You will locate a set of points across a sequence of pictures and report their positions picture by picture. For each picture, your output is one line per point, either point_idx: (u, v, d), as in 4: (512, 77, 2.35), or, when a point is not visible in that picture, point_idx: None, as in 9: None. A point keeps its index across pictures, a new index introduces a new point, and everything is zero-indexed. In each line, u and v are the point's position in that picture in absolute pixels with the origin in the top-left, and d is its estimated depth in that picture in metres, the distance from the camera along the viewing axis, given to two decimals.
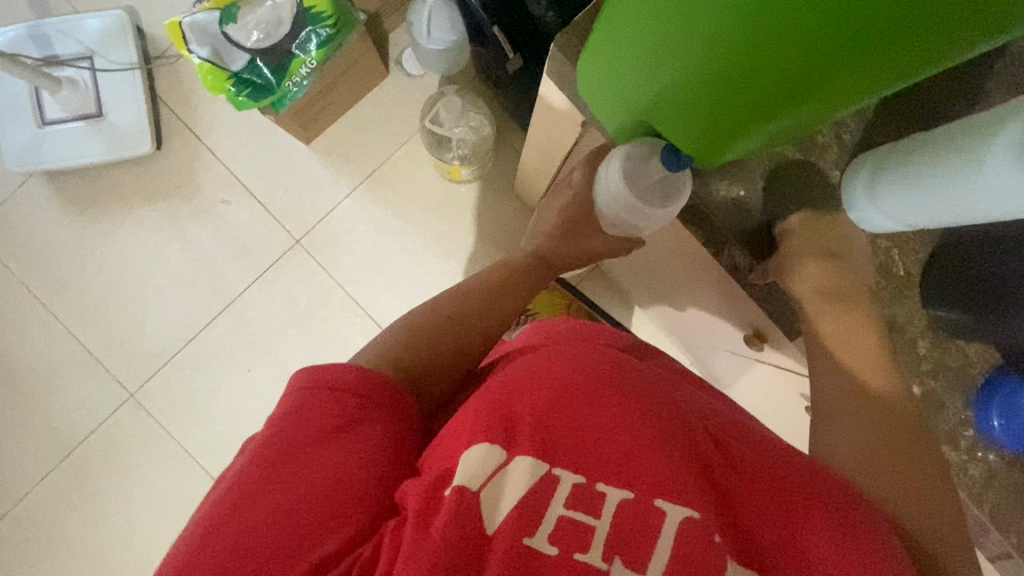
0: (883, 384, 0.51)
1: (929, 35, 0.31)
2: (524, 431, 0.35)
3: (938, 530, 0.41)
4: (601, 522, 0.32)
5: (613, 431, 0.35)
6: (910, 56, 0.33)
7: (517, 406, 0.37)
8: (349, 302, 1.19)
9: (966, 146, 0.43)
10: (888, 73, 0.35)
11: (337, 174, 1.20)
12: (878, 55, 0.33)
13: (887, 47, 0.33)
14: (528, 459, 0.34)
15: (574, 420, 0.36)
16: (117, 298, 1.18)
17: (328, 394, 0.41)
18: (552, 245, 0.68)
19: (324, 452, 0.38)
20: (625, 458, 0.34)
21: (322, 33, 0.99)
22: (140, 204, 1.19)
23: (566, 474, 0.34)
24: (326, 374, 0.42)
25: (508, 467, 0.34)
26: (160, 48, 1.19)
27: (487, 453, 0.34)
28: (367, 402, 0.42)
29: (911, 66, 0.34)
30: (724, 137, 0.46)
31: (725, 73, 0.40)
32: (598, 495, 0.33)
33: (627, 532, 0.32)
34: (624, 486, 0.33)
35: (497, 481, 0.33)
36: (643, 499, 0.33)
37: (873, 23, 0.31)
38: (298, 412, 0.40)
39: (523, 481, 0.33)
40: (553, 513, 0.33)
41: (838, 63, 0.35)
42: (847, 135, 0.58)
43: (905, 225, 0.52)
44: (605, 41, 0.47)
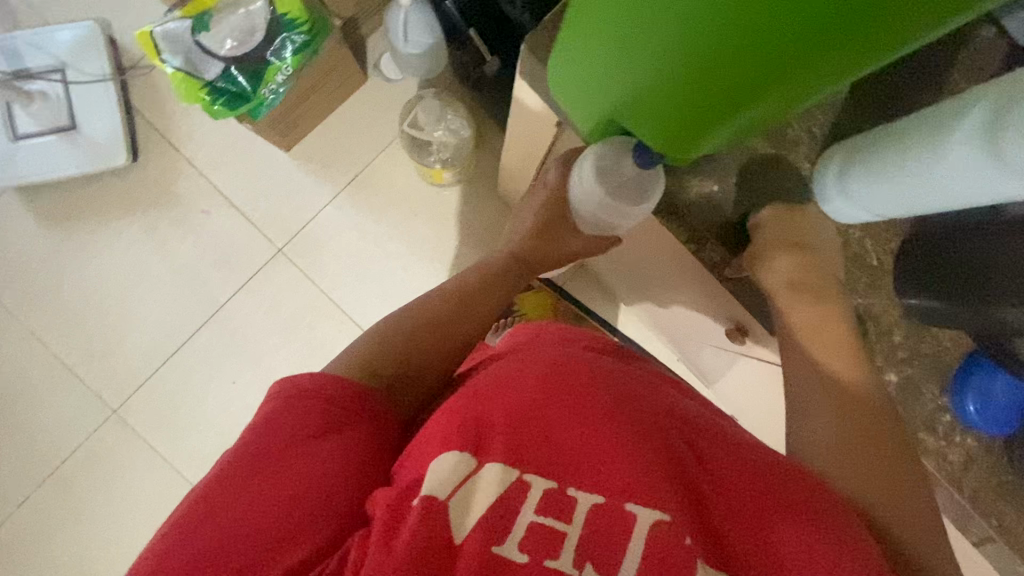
0: (855, 376, 0.50)
1: (884, 21, 0.32)
2: (496, 437, 0.35)
3: (910, 520, 0.42)
4: (572, 527, 0.32)
5: (586, 435, 0.35)
6: (868, 43, 0.34)
7: (490, 411, 0.37)
8: (334, 309, 1.18)
9: (929, 136, 0.44)
10: (848, 62, 0.35)
11: (318, 180, 1.19)
12: (838, 43, 0.34)
13: (846, 35, 0.33)
14: (499, 465, 0.34)
15: (547, 425, 0.35)
16: (96, 312, 1.16)
17: (304, 404, 0.41)
18: (529, 247, 0.68)
19: (296, 462, 0.38)
20: (598, 462, 0.34)
21: (297, 39, 0.98)
22: (117, 216, 1.17)
23: (537, 480, 0.34)
24: (302, 384, 0.42)
25: (478, 474, 0.33)
26: (134, 57, 1.17)
27: (458, 461, 0.34)
28: (341, 411, 0.42)
29: (869, 53, 0.35)
30: (691, 134, 0.46)
31: (689, 68, 0.40)
32: (569, 499, 0.33)
33: (599, 536, 0.32)
34: (596, 490, 0.33)
35: (468, 489, 0.33)
36: (615, 503, 0.33)
37: (830, 12, 0.32)
38: (272, 422, 0.40)
39: (493, 488, 0.33)
40: (524, 519, 0.32)
41: (797, 55, 0.35)
42: (816, 129, 0.58)
43: (875, 215, 0.52)
44: (573, 39, 0.47)
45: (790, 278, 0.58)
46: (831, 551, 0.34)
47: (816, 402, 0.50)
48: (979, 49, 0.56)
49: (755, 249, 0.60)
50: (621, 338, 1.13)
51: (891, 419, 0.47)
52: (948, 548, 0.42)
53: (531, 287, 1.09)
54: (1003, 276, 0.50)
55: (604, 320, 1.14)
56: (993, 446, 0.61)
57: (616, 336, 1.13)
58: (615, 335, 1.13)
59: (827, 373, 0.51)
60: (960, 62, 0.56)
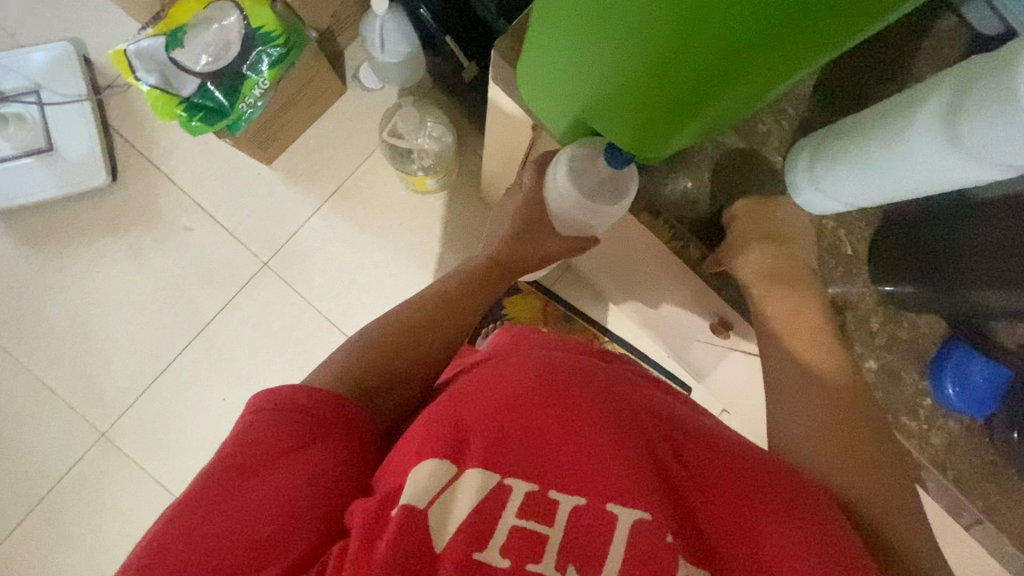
0: (831, 365, 0.51)
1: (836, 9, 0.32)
2: (476, 442, 0.35)
3: (891, 506, 0.42)
4: (554, 530, 0.33)
5: (565, 438, 0.35)
6: (824, 30, 0.34)
7: (469, 415, 0.37)
8: (322, 321, 1.17)
9: (893, 125, 0.44)
10: (806, 50, 0.36)
11: (302, 192, 1.18)
12: (794, 32, 0.34)
13: (801, 24, 0.34)
14: (479, 470, 0.34)
15: (526, 429, 0.36)
16: (81, 335, 1.14)
17: (281, 417, 0.41)
18: (506, 249, 0.67)
19: (275, 475, 0.38)
20: (577, 465, 0.34)
21: (273, 53, 0.98)
22: (98, 236, 1.16)
23: (518, 484, 0.34)
24: (280, 397, 0.42)
25: (458, 481, 0.34)
26: (109, 76, 1.16)
27: (437, 468, 0.34)
28: (320, 424, 0.42)
29: (826, 40, 0.35)
30: (661, 131, 0.46)
31: (654, 66, 0.40)
32: (551, 503, 0.33)
33: (580, 538, 0.33)
34: (576, 492, 0.34)
35: (448, 497, 0.33)
36: (595, 504, 0.33)
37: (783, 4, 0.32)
38: (249, 436, 0.39)
39: (473, 494, 0.33)
40: (505, 523, 0.32)
41: (755, 48, 0.36)
42: (786, 122, 0.60)
43: (846, 204, 0.53)
44: (538, 43, 0.47)
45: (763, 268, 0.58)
46: (809, 541, 0.34)
47: (798, 392, 0.50)
48: (943, 35, 0.57)
49: (732, 239, 0.60)
50: (610, 337, 1.13)
51: (868, 405, 0.48)
52: (929, 533, 0.42)
53: (518, 291, 1.11)
54: (972, 262, 0.51)
55: (594, 320, 1.14)
56: (973, 427, 0.62)
57: (605, 335, 1.13)
58: (605, 335, 1.13)
59: (803, 364, 0.52)
60: (926, 50, 0.57)
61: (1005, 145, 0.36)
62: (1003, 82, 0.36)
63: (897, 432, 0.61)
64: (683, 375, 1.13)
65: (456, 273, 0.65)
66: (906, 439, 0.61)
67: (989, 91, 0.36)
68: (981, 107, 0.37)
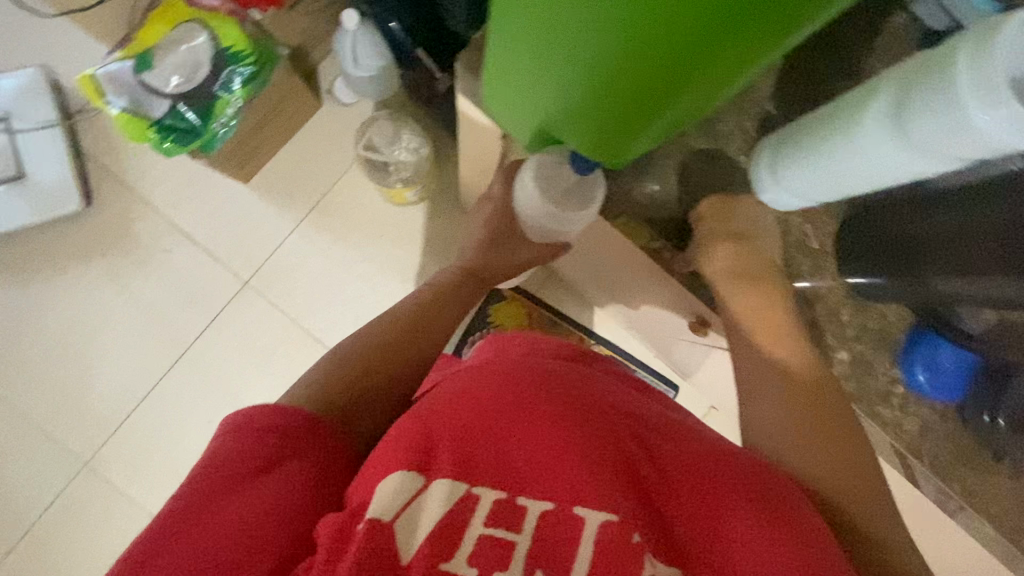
0: (799, 358, 0.52)
1: (770, 20, 0.33)
2: (445, 451, 0.35)
3: (861, 498, 0.42)
4: (521, 536, 0.33)
5: (536, 443, 0.36)
6: (764, 36, 0.35)
7: (439, 424, 0.37)
8: (306, 337, 1.15)
9: (845, 122, 0.46)
10: (749, 55, 0.36)
11: (280, 209, 1.17)
12: (730, 44, 0.35)
13: (736, 37, 0.34)
14: (446, 481, 0.34)
15: (497, 436, 0.36)
16: (60, 363, 1.13)
17: (252, 436, 0.41)
18: (479, 259, 0.68)
19: (243, 494, 0.37)
20: (547, 470, 0.35)
21: (243, 72, 0.97)
22: (74, 263, 1.14)
23: (486, 492, 0.34)
24: (252, 417, 0.42)
25: (425, 492, 0.34)
26: (79, 100, 1.14)
27: (404, 480, 0.34)
28: (294, 444, 0.42)
29: (767, 46, 0.36)
30: (620, 137, 0.47)
31: (604, 77, 0.41)
32: (519, 509, 0.34)
33: (548, 544, 0.33)
34: (546, 497, 0.34)
35: (415, 508, 0.33)
36: (563, 508, 0.34)
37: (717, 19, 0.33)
38: (220, 455, 0.39)
39: (440, 504, 0.33)
40: (472, 532, 0.33)
41: (697, 59, 0.36)
42: (749, 125, 0.63)
43: (807, 200, 0.55)
44: (496, 56, 0.48)
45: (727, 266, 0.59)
46: (774, 536, 0.35)
47: (770, 386, 0.50)
48: (896, 33, 0.59)
49: (700, 235, 0.62)
50: (598, 341, 1.13)
51: (836, 398, 0.49)
52: (900, 523, 0.42)
53: (503, 298, 1.11)
54: (933, 250, 0.51)
55: (580, 323, 1.14)
56: (946, 413, 0.64)
57: (592, 338, 1.13)
58: (592, 338, 1.13)
59: (771, 359, 0.52)
60: (881, 47, 0.60)
61: (951, 138, 0.37)
62: (946, 80, 0.36)
63: (873, 421, 0.65)
64: (672, 375, 1.13)
65: (430, 286, 0.66)
66: (882, 427, 0.64)
67: (934, 87, 0.37)
68: (925, 103, 0.38)
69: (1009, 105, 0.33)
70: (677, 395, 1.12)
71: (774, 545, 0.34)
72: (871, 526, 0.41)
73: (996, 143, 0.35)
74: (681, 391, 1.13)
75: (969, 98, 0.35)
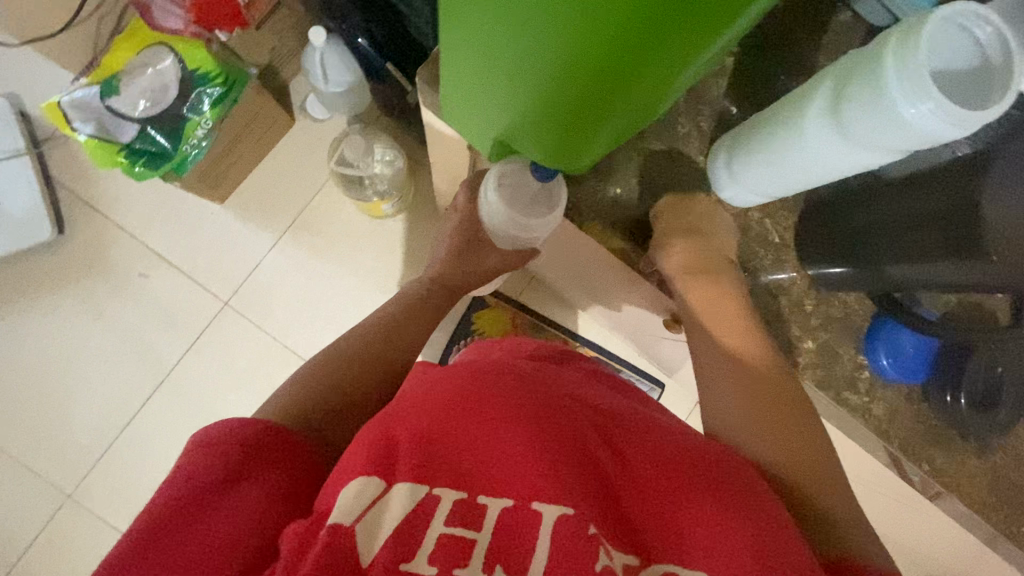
0: (757, 353, 0.56)
1: (694, 31, 0.35)
2: (405, 459, 0.39)
3: (813, 477, 0.48)
4: (481, 534, 0.37)
5: (494, 447, 0.40)
6: (692, 39, 0.35)
7: (400, 433, 0.41)
8: (289, 356, 1.15)
9: (787, 124, 0.48)
10: (682, 57, 0.37)
11: (257, 228, 1.16)
12: (660, 56, 0.37)
13: (665, 49, 0.36)
14: (407, 484, 0.38)
15: (459, 443, 0.40)
16: (38, 396, 1.11)
17: (220, 450, 0.42)
18: (447, 271, 0.72)
19: (222, 506, 0.39)
20: (505, 471, 0.39)
21: (213, 92, 0.97)
22: (49, 292, 1.13)
23: (446, 492, 0.38)
24: (220, 432, 0.43)
25: (387, 495, 0.37)
26: (47, 127, 1.13)
27: (365, 484, 0.37)
28: (267, 458, 0.44)
29: (699, 46, 0.36)
30: (574, 147, 0.49)
31: (550, 91, 0.42)
32: (479, 507, 0.38)
33: (507, 539, 0.37)
34: (504, 495, 0.38)
35: (375, 511, 0.36)
36: (519, 504, 0.38)
37: (643, 33, 0.35)
38: (191, 470, 0.40)
39: (402, 508, 0.37)
40: (434, 533, 0.36)
41: (630, 73, 0.38)
42: (705, 124, 0.64)
43: (763, 196, 0.57)
44: (450, 73, 0.49)
45: (685, 262, 0.62)
46: (710, 523, 0.40)
47: (725, 382, 0.55)
48: (841, 32, 0.61)
49: (660, 231, 0.63)
50: (581, 342, 1.14)
51: (793, 390, 0.54)
52: (851, 499, 0.47)
53: (486, 304, 1.12)
54: (878, 242, 0.53)
55: (564, 326, 1.14)
56: (912, 395, 0.66)
57: (576, 341, 1.14)
58: (576, 340, 1.14)
59: (727, 352, 0.57)
60: (830, 44, 0.61)
61: (884, 130, 0.39)
62: (875, 75, 0.38)
63: (840, 406, 0.66)
64: (656, 373, 1.14)
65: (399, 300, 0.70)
66: (850, 412, 0.66)
67: (863, 86, 0.39)
68: (856, 99, 0.40)
69: (933, 99, 0.35)
70: (662, 392, 1.14)
71: (708, 530, 0.39)
72: (825, 503, 0.46)
73: (927, 135, 0.37)
74: (665, 388, 1.15)
75: (897, 91, 0.36)
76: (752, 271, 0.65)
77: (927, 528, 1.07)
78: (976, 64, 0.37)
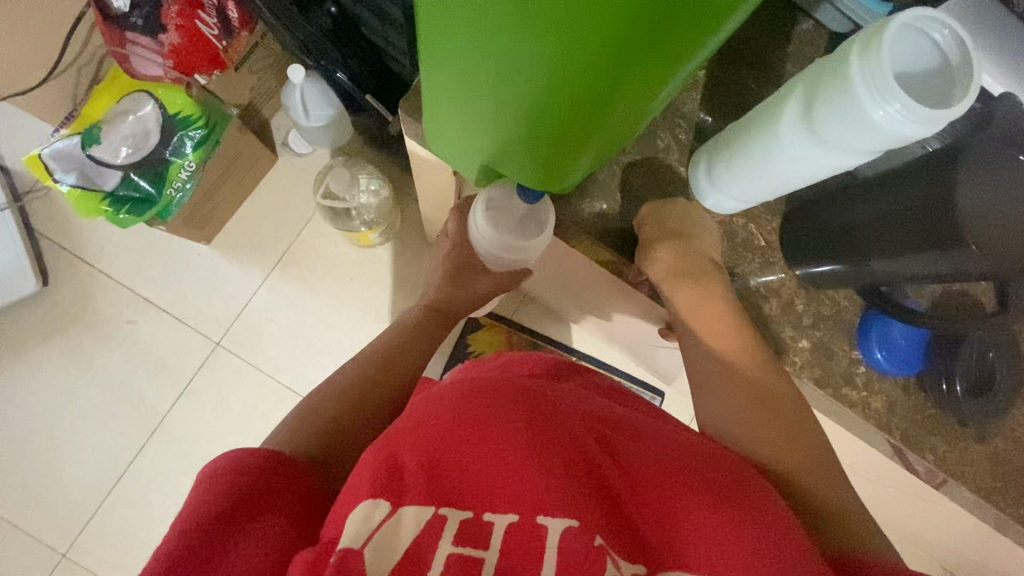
0: (749, 356, 0.59)
1: (665, 56, 0.36)
2: (411, 482, 0.39)
3: (807, 469, 0.51)
4: (489, 553, 0.37)
5: (499, 468, 0.40)
6: (665, 60, 0.36)
7: (405, 457, 0.41)
8: (285, 393, 1.13)
9: (760, 131, 0.49)
10: (657, 77, 0.38)
11: (244, 266, 1.15)
12: (634, 79, 0.38)
13: (641, 73, 0.37)
14: (413, 507, 0.38)
15: (464, 466, 0.40)
16: (28, 454, 1.08)
17: (227, 479, 0.43)
18: (442, 295, 0.72)
19: (239, 527, 0.40)
20: (511, 490, 0.39)
21: (195, 135, 0.97)
22: (36, 346, 1.11)
23: (452, 512, 0.38)
24: (226, 461, 0.45)
25: (395, 518, 0.37)
26: (27, 180, 1.12)
27: (372, 507, 0.37)
28: (277, 488, 0.45)
29: (670, 67, 0.37)
30: (558, 168, 0.50)
31: (530, 116, 0.44)
32: (486, 525, 0.38)
33: (515, 556, 0.37)
34: (510, 512, 0.38)
35: (385, 533, 0.36)
36: (526, 519, 0.38)
37: (616, 61, 0.36)
38: (208, 496, 0.41)
39: (412, 530, 0.37)
40: (443, 551, 0.36)
41: (606, 96, 0.39)
42: (683, 136, 0.64)
43: (744, 202, 0.58)
44: (433, 103, 0.50)
45: (670, 265, 0.62)
46: (715, 527, 0.40)
47: (725, 386, 0.58)
48: (805, 38, 0.64)
49: (644, 240, 0.64)
50: (578, 357, 1.14)
51: (787, 391, 0.57)
52: (846, 484, 0.52)
53: (480, 326, 1.12)
54: (854, 239, 0.55)
55: (559, 342, 1.14)
56: (909, 386, 0.67)
57: (573, 356, 1.14)
58: (572, 354, 1.14)
59: (721, 356, 0.59)
60: (794, 52, 0.64)
61: (857, 132, 0.40)
62: (841, 81, 0.39)
63: (841, 402, 0.67)
64: (655, 382, 1.14)
65: (395, 328, 0.70)
66: (851, 408, 0.66)
67: (830, 92, 0.41)
68: (827, 105, 0.41)
69: (899, 101, 0.36)
70: (663, 401, 1.14)
71: (715, 535, 0.40)
72: (821, 491, 0.50)
73: (898, 135, 0.38)
74: (665, 396, 1.14)
75: (864, 96, 0.37)
76: (741, 276, 0.66)
77: (933, 517, 1.08)
78: (937, 64, 0.39)
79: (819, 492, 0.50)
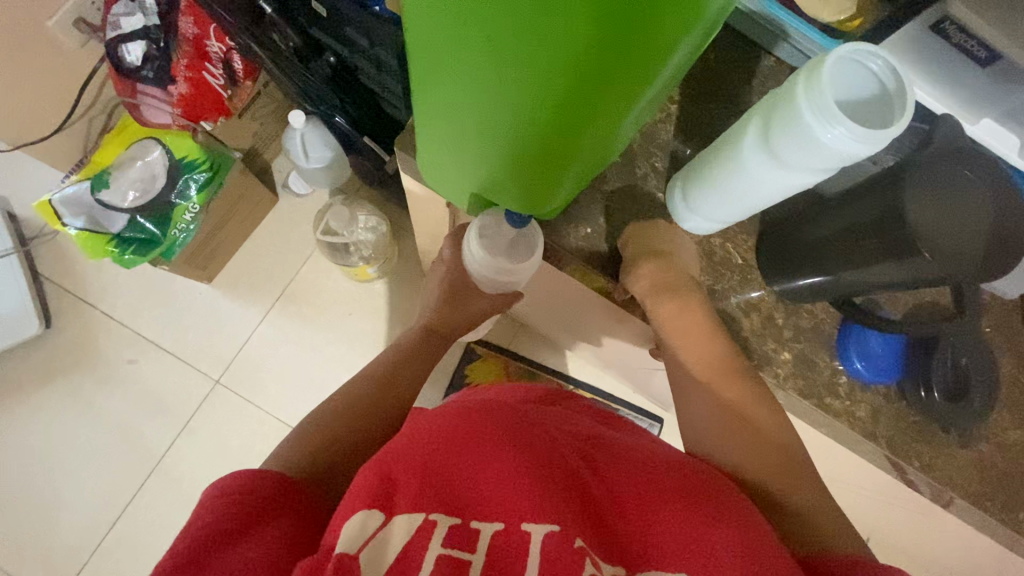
0: (728, 370, 0.61)
1: (626, 87, 0.40)
2: (403, 493, 0.41)
3: (785, 477, 0.54)
4: (476, 555, 0.38)
5: (485, 478, 0.42)
6: (626, 90, 0.41)
7: (398, 470, 0.42)
8: (284, 428, 1.13)
9: (726, 157, 0.53)
10: (622, 105, 0.42)
11: (245, 304, 1.18)
12: (601, 109, 0.42)
13: (606, 103, 0.41)
14: (405, 515, 0.39)
15: (454, 477, 0.42)
16: (24, 498, 1.08)
17: (233, 500, 0.44)
18: (437, 317, 0.75)
19: (242, 543, 0.41)
20: (496, 500, 0.41)
21: (199, 178, 1.01)
22: (36, 389, 1.12)
23: (443, 517, 0.40)
24: (230, 482, 0.46)
25: (387, 527, 0.39)
26: (36, 227, 1.16)
27: (367, 515, 0.39)
28: (276, 505, 0.46)
29: (632, 95, 0.42)
30: (542, 192, 0.54)
31: (512, 146, 0.48)
32: (473, 531, 0.40)
33: (500, 559, 0.39)
34: (495, 519, 0.40)
35: (379, 539, 0.38)
36: (510, 527, 0.40)
37: (583, 95, 0.40)
38: (212, 514, 0.43)
39: (403, 536, 0.38)
40: (433, 554, 0.38)
41: (576, 125, 0.44)
42: (659, 164, 0.68)
43: (720, 222, 0.62)
44: (426, 140, 0.55)
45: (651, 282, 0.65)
46: (689, 531, 0.42)
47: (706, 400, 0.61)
48: (766, 73, 0.70)
49: (627, 259, 0.67)
50: (575, 385, 1.15)
51: (765, 402, 0.60)
52: (826, 490, 0.54)
53: (479, 356, 1.14)
54: (822, 254, 0.58)
55: (556, 370, 1.16)
56: (891, 395, 0.70)
57: (569, 384, 1.15)
58: (570, 383, 1.15)
59: (702, 371, 0.62)
60: (759, 85, 0.69)
61: (810, 152, 0.44)
62: (790, 109, 0.44)
63: (826, 412, 0.68)
64: (653, 407, 1.15)
65: (392, 351, 0.73)
66: (836, 417, 0.68)
67: (781, 120, 0.45)
68: (780, 131, 0.45)
69: (841, 125, 0.40)
70: (660, 427, 1.15)
71: (692, 538, 0.42)
72: (798, 497, 0.53)
73: (846, 154, 0.42)
74: (662, 421, 1.15)
75: (812, 120, 0.41)
76: (721, 293, 0.69)
77: (936, 536, 1.08)
78: (874, 90, 0.43)
79: (798, 498, 0.52)
